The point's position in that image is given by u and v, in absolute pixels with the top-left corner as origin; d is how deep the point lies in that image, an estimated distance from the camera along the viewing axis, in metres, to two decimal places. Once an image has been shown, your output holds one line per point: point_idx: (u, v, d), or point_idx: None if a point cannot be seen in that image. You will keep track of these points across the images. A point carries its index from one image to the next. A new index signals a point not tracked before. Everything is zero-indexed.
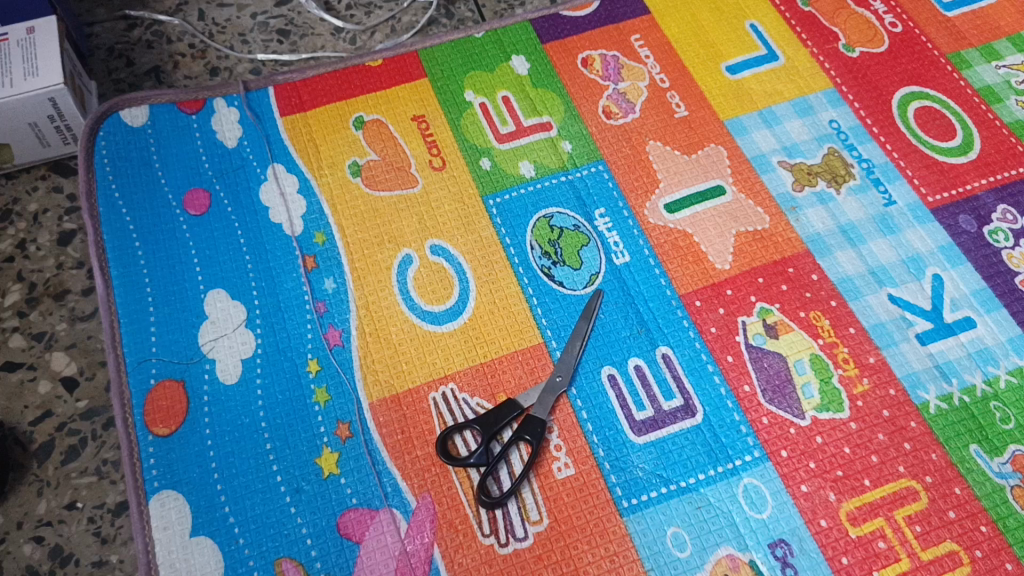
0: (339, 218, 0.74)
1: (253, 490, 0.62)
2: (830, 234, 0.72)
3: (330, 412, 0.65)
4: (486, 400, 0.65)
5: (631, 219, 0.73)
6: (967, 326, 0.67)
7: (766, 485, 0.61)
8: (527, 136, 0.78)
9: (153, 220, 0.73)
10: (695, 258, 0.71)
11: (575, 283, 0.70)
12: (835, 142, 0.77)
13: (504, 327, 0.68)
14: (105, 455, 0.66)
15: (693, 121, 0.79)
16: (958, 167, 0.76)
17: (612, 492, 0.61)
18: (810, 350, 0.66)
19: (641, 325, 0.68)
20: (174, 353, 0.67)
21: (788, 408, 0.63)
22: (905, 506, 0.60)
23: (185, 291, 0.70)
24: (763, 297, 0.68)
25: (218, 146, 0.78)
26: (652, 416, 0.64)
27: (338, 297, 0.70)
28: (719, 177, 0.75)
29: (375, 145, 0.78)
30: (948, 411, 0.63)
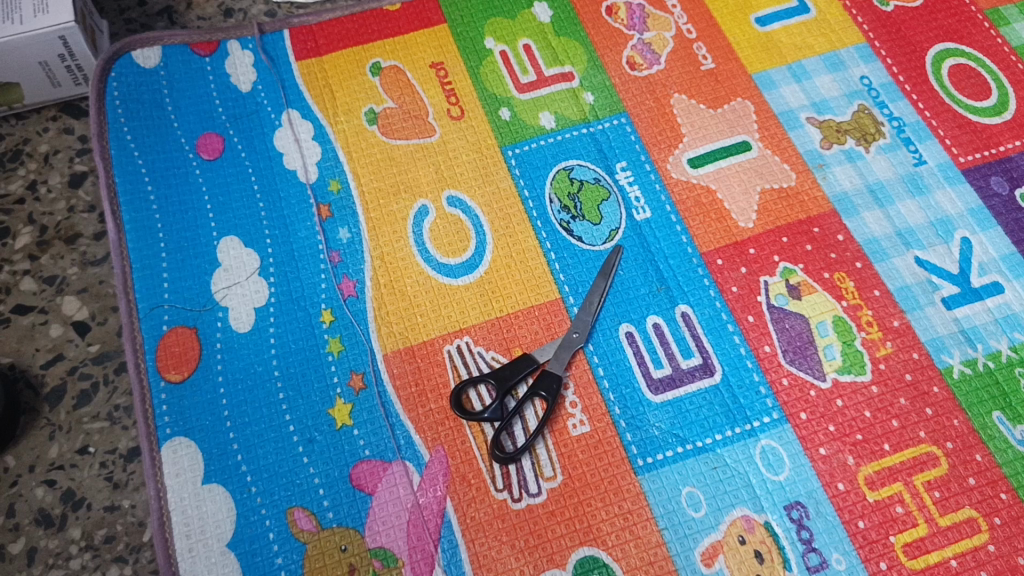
0: (354, 166, 0.73)
1: (266, 438, 0.61)
2: (858, 194, 0.70)
3: (343, 362, 0.64)
4: (502, 354, 0.64)
5: (653, 174, 0.72)
6: (995, 291, 0.66)
7: (784, 447, 0.60)
8: (548, 87, 0.76)
9: (166, 164, 0.72)
10: (718, 215, 0.69)
11: (594, 238, 0.69)
12: (866, 99, 0.75)
13: (521, 281, 0.67)
14: (117, 401, 0.65)
15: (719, 74, 0.77)
16: (991, 127, 0.74)
17: (628, 450, 0.60)
18: (833, 312, 0.65)
19: (661, 282, 0.67)
20: (186, 299, 0.66)
21: (809, 370, 0.62)
22: (924, 472, 0.59)
23: (198, 238, 0.69)
24: (786, 257, 0.67)
25: (232, 90, 0.76)
26: (670, 375, 0.63)
27: (352, 247, 0.69)
28: (745, 132, 0.73)
29: (392, 93, 0.76)
30: (971, 377, 0.62)
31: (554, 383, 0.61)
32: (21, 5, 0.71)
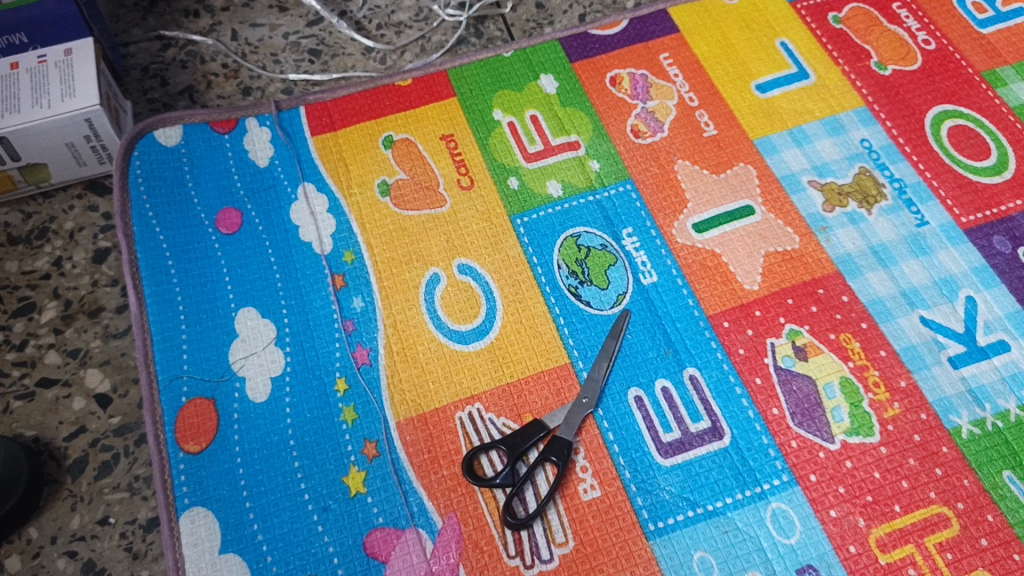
0: (368, 236, 0.75)
1: (281, 507, 0.62)
2: (861, 255, 0.71)
3: (357, 430, 0.65)
4: (513, 420, 0.65)
5: (659, 239, 0.73)
6: (1001, 350, 0.66)
7: (795, 510, 0.60)
8: (555, 156, 0.79)
9: (186, 238, 0.75)
10: (723, 279, 0.70)
11: (602, 303, 0.70)
12: (867, 161, 0.77)
13: (531, 347, 0.68)
14: (137, 471, 0.67)
15: (722, 140, 0.79)
16: (992, 187, 0.75)
17: (639, 515, 0.61)
18: (840, 373, 0.65)
19: (669, 346, 0.68)
20: (205, 370, 0.68)
21: (817, 432, 0.63)
22: (936, 533, 0.58)
23: (216, 309, 0.71)
24: (792, 319, 0.68)
25: (250, 165, 0.79)
26: (679, 438, 0.63)
27: (366, 316, 0.71)
28: (748, 196, 0.75)
29: (404, 165, 0.79)
30: (980, 436, 0.62)
31: (564, 448, 0.62)
32: (49, 90, 0.75)
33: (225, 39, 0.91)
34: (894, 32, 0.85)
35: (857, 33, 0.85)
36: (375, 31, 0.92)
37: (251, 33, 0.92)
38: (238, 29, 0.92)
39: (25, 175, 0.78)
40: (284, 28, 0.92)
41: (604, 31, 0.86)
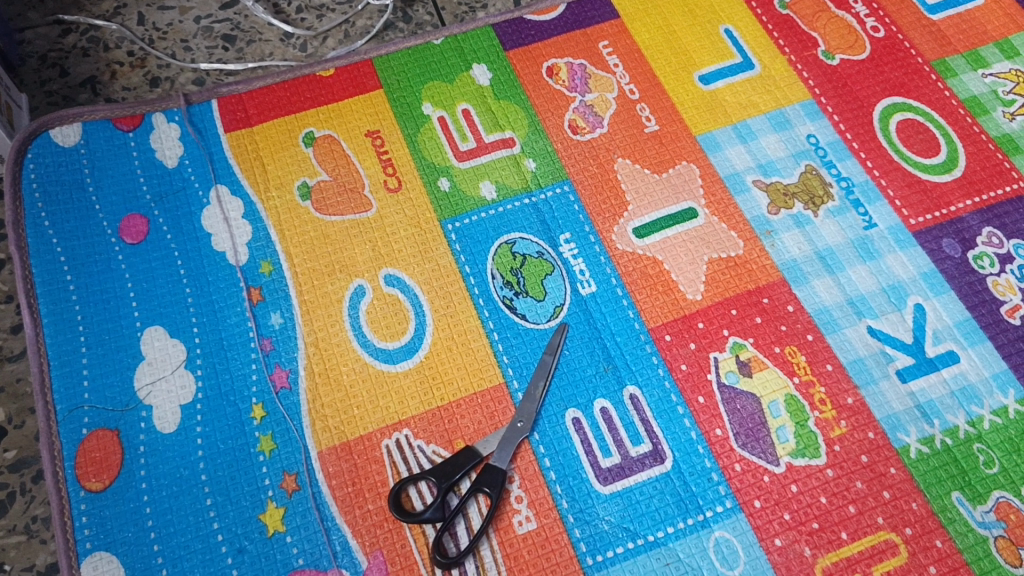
0: (287, 245, 0.69)
1: (192, 550, 0.58)
2: (807, 261, 0.68)
3: (276, 462, 0.61)
4: (443, 447, 0.61)
5: (598, 245, 0.69)
6: (950, 361, 0.63)
7: (739, 538, 0.57)
8: (488, 155, 0.74)
9: (87, 250, 0.69)
10: (664, 288, 0.67)
11: (538, 316, 0.66)
12: (814, 159, 0.73)
13: (463, 366, 0.64)
14: (34, 512, 0.61)
15: (663, 136, 0.74)
16: (942, 186, 0.72)
17: (576, 549, 0.57)
18: (785, 390, 0.62)
19: (608, 362, 0.64)
20: (108, 399, 0.63)
21: (761, 454, 0.60)
22: (884, 562, 0.56)
23: (121, 330, 0.65)
24: (736, 331, 0.65)
25: (157, 167, 0.73)
26: (618, 463, 0.60)
27: (285, 334, 0.66)
28: (691, 198, 0.71)
29: (326, 165, 0.73)
30: (929, 455, 0.60)
31: (498, 478, 0.58)
32: None
33: (131, 24, 0.84)
34: (842, 18, 0.82)
35: (804, 19, 0.81)
36: (295, 16, 0.85)
37: (159, 17, 0.84)
38: (146, 12, 0.85)
39: None
40: (196, 11, 0.85)
41: (540, 17, 0.81)
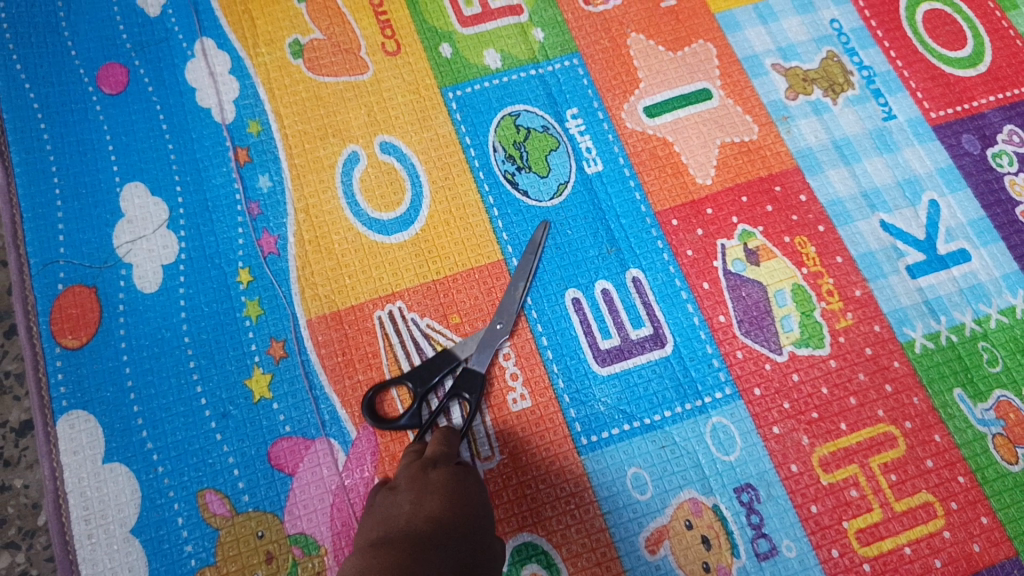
0: (276, 105, 0.65)
1: (174, 413, 0.56)
2: (823, 150, 0.65)
3: (262, 328, 0.58)
4: (438, 320, 0.59)
5: (607, 123, 0.66)
6: (961, 259, 0.62)
7: (736, 425, 0.56)
8: (494, 21, 0.69)
9: (61, 97, 0.64)
10: (673, 171, 0.64)
11: (541, 194, 0.63)
12: (836, 45, 0.70)
13: (460, 240, 0.61)
14: (7, 368, 0.58)
15: (680, 12, 0.70)
16: (965, 80, 0.69)
17: (571, 428, 0.56)
18: (792, 280, 0.60)
19: (611, 244, 0.61)
20: (85, 255, 0.59)
21: (765, 342, 0.58)
22: (881, 453, 0.55)
23: (98, 185, 0.62)
24: (745, 218, 0.62)
25: (138, 14, 0.68)
26: (618, 345, 0.58)
27: (273, 198, 0.62)
28: (706, 78, 0.68)
29: (320, 22, 0.68)
30: (933, 351, 0.58)
31: (474, 379, 0.55)
32: None
33: None
34: None
35: None
36: None
37: None
38: None
39: None
40: None
41: None
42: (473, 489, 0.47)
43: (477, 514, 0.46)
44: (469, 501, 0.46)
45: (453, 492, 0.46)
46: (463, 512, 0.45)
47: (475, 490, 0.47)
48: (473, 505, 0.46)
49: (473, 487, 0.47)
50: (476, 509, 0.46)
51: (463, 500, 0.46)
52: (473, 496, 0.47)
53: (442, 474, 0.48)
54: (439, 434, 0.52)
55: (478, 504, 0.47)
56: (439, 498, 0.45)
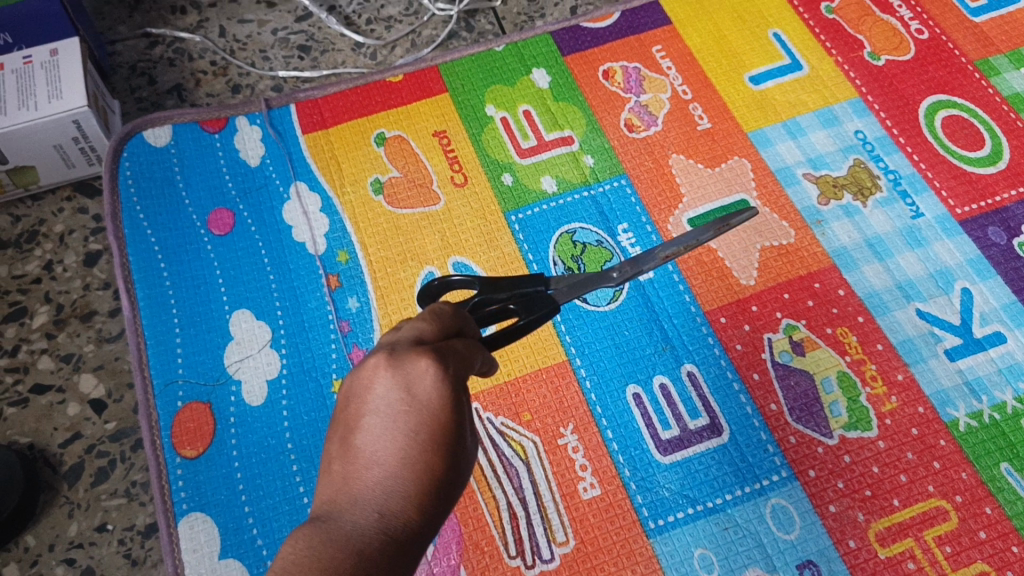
0: (361, 236, 0.74)
1: (281, 511, 0.62)
2: (856, 248, 0.71)
3: None
4: (511, 419, 0.64)
5: (654, 235, 0.73)
6: (997, 342, 0.66)
7: (794, 505, 0.60)
8: (549, 151, 0.78)
9: (178, 240, 0.74)
10: (719, 274, 0.70)
11: (598, 300, 0.69)
12: (861, 153, 0.77)
13: (527, 344, 0.67)
14: (134, 477, 0.66)
15: (716, 133, 0.78)
16: (987, 178, 0.75)
17: (639, 513, 0.61)
18: (837, 368, 0.65)
19: (666, 342, 0.67)
20: (200, 374, 0.68)
21: (816, 427, 0.63)
22: (935, 527, 0.59)
23: (211, 313, 0.71)
24: (789, 313, 0.68)
25: (241, 166, 0.78)
26: (678, 435, 0.63)
27: (362, 316, 0.70)
28: (743, 190, 0.75)
29: (397, 162, 0.78)
30: (977, 429, 0.63)
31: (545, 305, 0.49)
32: (35, 92, 0.73)
33: (213, 36, 0.89)
34: (887, 21, 0.84)
35: (850, 23, 0.84)
36: (365, 27, 0.90)
37: (238, 29, 0.90)
38: (226, 25, 0.90)
39: (13, 178, 0.77)
40: (272, 24, 0.90)
41: (595, 24, 0.85)
42: (423, 460, 0.31)
43: (458, 415, 0.32)
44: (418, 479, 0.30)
45: (390, 468, 0.30)
46: (427, 450, 0.31)
47: (454, 405, 0.32)
48: (430, 448, 0.31)
49: (459, 370, 0.34)
50: (435, 469, 0.30)
51: (417, 442, 0.31)
52: (413, 488, 0.30)
53: (377, 424, 0.32)
54: (389, 346, 0.34)
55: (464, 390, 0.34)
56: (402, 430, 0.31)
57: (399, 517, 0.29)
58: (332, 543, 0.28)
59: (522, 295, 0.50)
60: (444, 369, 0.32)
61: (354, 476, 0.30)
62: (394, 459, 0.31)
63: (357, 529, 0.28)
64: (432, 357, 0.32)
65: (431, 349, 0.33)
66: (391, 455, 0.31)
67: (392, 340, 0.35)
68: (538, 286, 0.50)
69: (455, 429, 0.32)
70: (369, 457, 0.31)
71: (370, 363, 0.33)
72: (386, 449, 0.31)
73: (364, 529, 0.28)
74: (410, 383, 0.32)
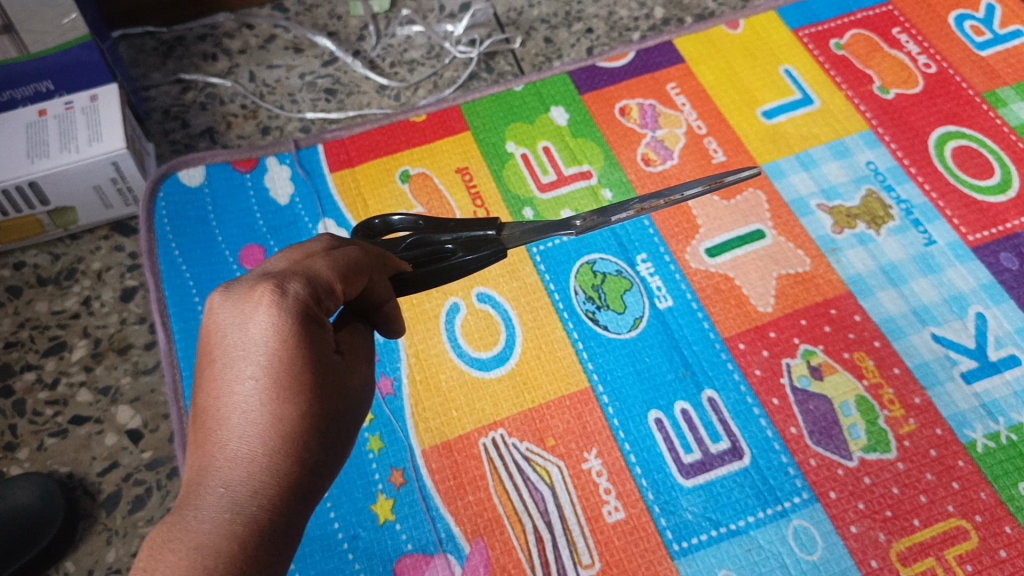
0: None
1: (312, 536, 0.63)
2: (871, 276, 0.73)
3: (384, 459, 0.66)
4: (536, 444, 0.66)
5: (673, 264, 0.74)
6: (1012, 364, 0.68)
7: (816, 526, 0.62)
8: (568, 186, 0.81)
9: (212, 275, 0.77)
10: (737, 301, 0.72)
11: (619, 327, 0.71)
12: (873, 183, 0.78)
13: (551, 371, 0.69)
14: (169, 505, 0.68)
15: (731, 166, 0.80)
16: (997, 206, 0.76)
17: (663, 536, 0.62)
18: (855, 392, 0.67)
19: (686, 368, 0.69)
20: None
21: (835, 450, 0.64)
22: (956, 546, 0.60)
23: None
24: (806, 339, 0.69)
25: (272, 204, 0.81)
26: (700, 459, 0.65)
27: (388, 346, 0.71)
28: (759, 221, 0.76)
29: (421, 199, 0.81)
30: (995, 449, 0.64)
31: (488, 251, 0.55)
32: (76, 136, 0.76)
33: (243, 81, 0.93)
34: (895, 57, 0.87)
35: (859, 59, 0.87)
36: (389, 69, 0.94)
37: (268, 74, 0.93)
38: (256, 70, 0.94)
39: (53, 218, 0.80)
40: (300, 68, 0.94)
41: (611, 63, 0.88)
42: (266, 411, 0.35)
43: (295, 345, 0.37)
44: (263, 438, 0.35)
45: (234, 424, 0.35)
46: (270, 405, 0.35)
47: (294, 338, 0.37)
48: (271, 398, 0.36)
49: (307, 290, 0.38)
50: (281, 419, 0.35)
51: (255, 389, 0.36)
52: (259, 447, 0.35)
53: (224, 375, 0.36)
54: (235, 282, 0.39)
55: (314, 315, 0.38)
56: (243, 379, 0.36)
57: (245, 490, 0.33)
58: (178, 546, 0.31)
59: (468, 238, 0.56)
60: (281, 299, 0.37)
61: (207, 448, 0.35)
62: (236, 416, 0.35)
63: (205, 519, 0.32)
64: (265, 289, 0.37)
65: (271, 278, 0.37)
66: (235, 413, 0.35)
67: (250, 272, 0.40)
68: (489, 231, 0.57)
69: (295, 362, 0.36)
70: (218, 419, 0.36)
71: (211, 310, 0.38)
72: (229, 415, 0.35)
73: (211, 513, 0.33)
74: (249, 330, 0.36)
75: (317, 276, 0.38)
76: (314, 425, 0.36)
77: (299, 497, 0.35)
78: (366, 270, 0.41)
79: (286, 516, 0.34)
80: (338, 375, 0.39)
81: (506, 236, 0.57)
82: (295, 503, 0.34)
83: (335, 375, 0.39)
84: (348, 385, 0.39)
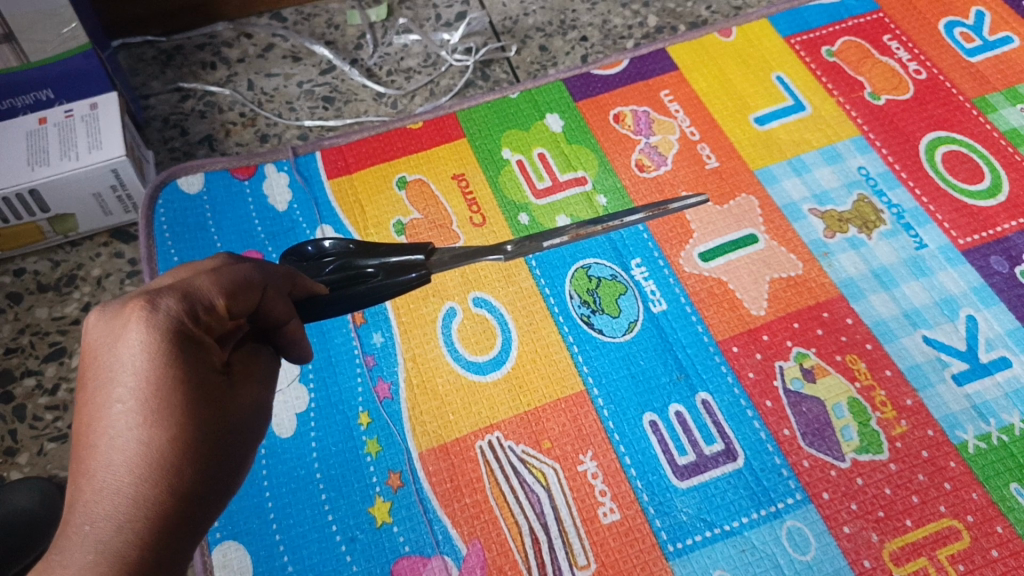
0: None
1: (310, 539, 0.64)
2: (863, 279, 0.74)
3: (382, 462, 0.66)
4: (532, 446, 0.67)
5: (667, 268, 0.75)
6: (1002, 366, 0.69)
7: (810, 527, 0.62)
8: (563, 192, 0.81)
9: None
10: (730, 305, 0.72)
11: (614, 331, 0.72)
12: (865, 188, 0.79)
13: (546, 375, 0.70)
14: None
15: (724, 171, 0.81)
16: (987, 210, 0.77)
17: (658, 537, 0.62)
18: (847, 394, 0.68)
19: (680, 371, 0.70)
20: None
21: (828, 451, 0.65)
22: (948, 546, 0.61)
23: None
24: (799, 342, 0.70)
25: (270, 211, 0.82)
26: (695, 460, 0.65)
27: (386, 351, 0.71)
28: (752, 225, 0.77)
29: (418, 205, 0.81)
30: (986, 450, 0.65)
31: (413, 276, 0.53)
32: (76, 143, 0.77)
33: (241, 89, 0.94)
34: (886, 63, 0.88)
35: (850, 65, 0.88)
36: (386, 78, 0.94)
37: (266, 82, 0.94)
38: (254, 78, 0.94)
39: (53, 225, 0.81)
40: (298, 77, 0.95)
41: (605, 71, 0.89)
42: (134, 435, 0.35)
43: (165, 363, 0.36)
44: (131, 466, 0.34)
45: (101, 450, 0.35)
46: (138, 429, 0.35)
47: (164, 355, 0.36)
48: (139, 422, 0.35)
49: (184, 306, 0.37)
50: (150, 443, 0.35)
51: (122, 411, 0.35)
52: (126, 476, 0.34)
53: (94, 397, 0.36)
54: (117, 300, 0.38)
55: (191, 332, 0.37)
56: (112, 400, 0.35)
57: (109, 525, 0.33)
58: None
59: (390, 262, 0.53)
60: (151, 315, 0.36)
61: (79, 476, 0.34)
62: (102, 442, 0.35)
63: (69, 564, 0.32)
64: (137, 305, 0.36)
65: (144, 295, 0.37)
66: (104, 438, 0.35)
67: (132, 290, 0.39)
68: (416, 254, 0.53)
69: (167, 381, 0.36)
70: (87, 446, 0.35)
71: (88, 330, 0.37)
72: (99, 443, 0.35)
73: (76, 556, 0.32)
74: (118, 349, 0.36)
75: (193, 291, 0.37)
76: (189, 447, 0.35)
77: (180, 526, 0.34)
78: (258, 285, 0.40)
79: (157, 550, 0.33)
80: (224, 394, 0.38)
81: (434, 262, 0.54)
82: (173, 538, 0.34)
83: (223, 393, 0.38)
84: (237, 403, 0.39)
